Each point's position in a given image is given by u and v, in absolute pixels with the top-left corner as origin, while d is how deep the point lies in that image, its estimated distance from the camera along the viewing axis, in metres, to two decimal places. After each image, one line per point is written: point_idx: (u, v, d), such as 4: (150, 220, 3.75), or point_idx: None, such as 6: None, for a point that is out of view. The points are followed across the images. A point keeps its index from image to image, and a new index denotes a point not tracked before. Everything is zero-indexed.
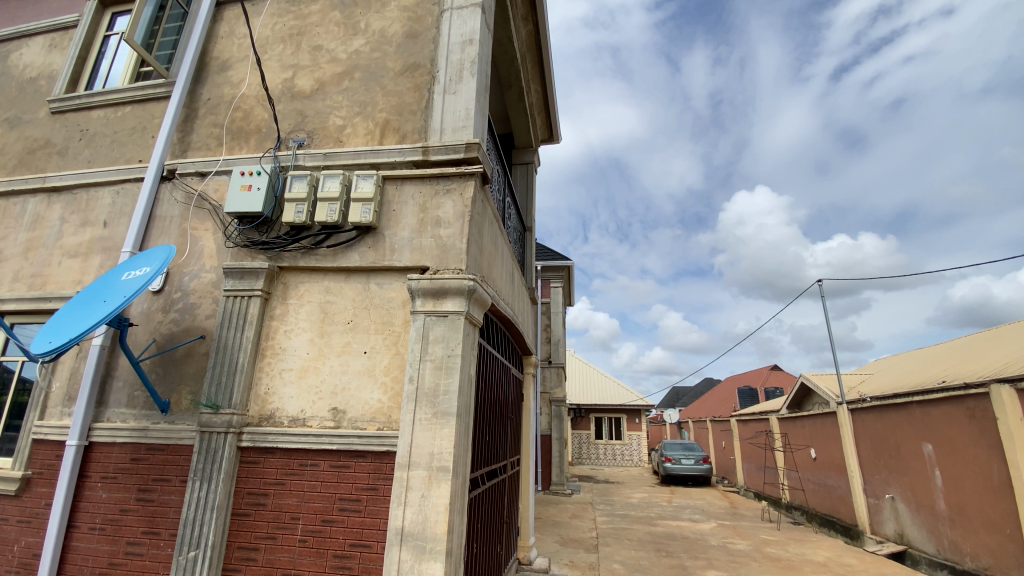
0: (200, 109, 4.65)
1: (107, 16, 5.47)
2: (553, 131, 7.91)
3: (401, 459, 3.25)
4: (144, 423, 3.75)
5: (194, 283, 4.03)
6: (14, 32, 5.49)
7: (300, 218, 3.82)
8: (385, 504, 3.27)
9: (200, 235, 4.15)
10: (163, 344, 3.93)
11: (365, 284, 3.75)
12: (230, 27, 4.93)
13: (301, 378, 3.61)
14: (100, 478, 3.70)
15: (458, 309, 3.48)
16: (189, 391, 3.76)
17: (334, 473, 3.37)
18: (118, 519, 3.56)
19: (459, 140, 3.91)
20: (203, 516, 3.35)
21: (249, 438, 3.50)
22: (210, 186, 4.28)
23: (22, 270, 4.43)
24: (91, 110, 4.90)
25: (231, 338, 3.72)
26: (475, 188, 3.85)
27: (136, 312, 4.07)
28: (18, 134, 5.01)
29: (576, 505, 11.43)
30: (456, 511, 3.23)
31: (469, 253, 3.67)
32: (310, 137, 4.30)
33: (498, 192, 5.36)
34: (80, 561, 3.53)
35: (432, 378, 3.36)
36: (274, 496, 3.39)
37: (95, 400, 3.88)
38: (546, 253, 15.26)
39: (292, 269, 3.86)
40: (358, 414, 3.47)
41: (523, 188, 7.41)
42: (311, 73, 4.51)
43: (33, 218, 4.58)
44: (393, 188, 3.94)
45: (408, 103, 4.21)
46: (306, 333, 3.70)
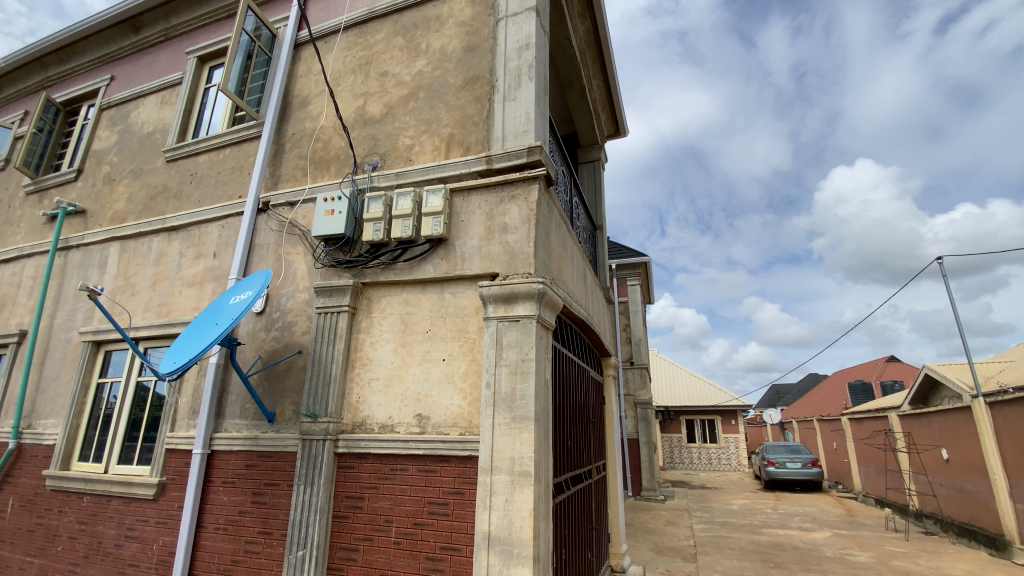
0: (286, 143, 5.09)
1: (205, 70, 6.19)
2: (619, 125, 7.71)
3: (483, 464, 3.30)
4: (255, 432, 4.13)
5: (290, 302, 4.39)
6: (133, 95, 6.38)
7: (378, 236, 4.04)
8: (471, 507, 3.33)
9: (293, 259, 4.52)
10: (267, 359, 4.32)
11: (440, 294, 3.87)
12: (307, 66, 5.37)
13: (387, 386, 3.79)
14: (221, 482, 4.12)
15: (529, 313, 3.48)
16: (291, 403, 4.09)
17: (423, 477, 3.49)
18: (238, 520, 3.95)
19: (522, 145, 3.93)
20: (307, 517, 3.62)
21: (344, 445, 3.72)
22: (298, 214, 4.65)
23: (151, 301, 5.08)
24: (198, 156, 5.55)
25: (324, 352, 3.99)
26: (540, 191, 3.84)
27: (243, 332, 4.51)
28: (141, 183, 5.78)
29: (670, 511, 10.93)
30: (541, 516, 3.21)
31: (537, 256, 3.67)
32: (382, 159, 4.53)
33: (564, 192, 5.30)
34: (209, 558, 3.95)
35: (508, 382, 3.38)
36: (369, 499, 3.58)
37: (214, 413, 4.34)
38: (621, 251, 14.87)
39: (374, 284, 4.08)
40: (440, 420, 3.57)
41: (591, 187, 7.31)
42: (380, 98, 4.77)
43: (157, 255, 5.25)
44: (461, 199, 4.04)
45: (470, 115, 4.31)
46: (389, 343, 3.89)
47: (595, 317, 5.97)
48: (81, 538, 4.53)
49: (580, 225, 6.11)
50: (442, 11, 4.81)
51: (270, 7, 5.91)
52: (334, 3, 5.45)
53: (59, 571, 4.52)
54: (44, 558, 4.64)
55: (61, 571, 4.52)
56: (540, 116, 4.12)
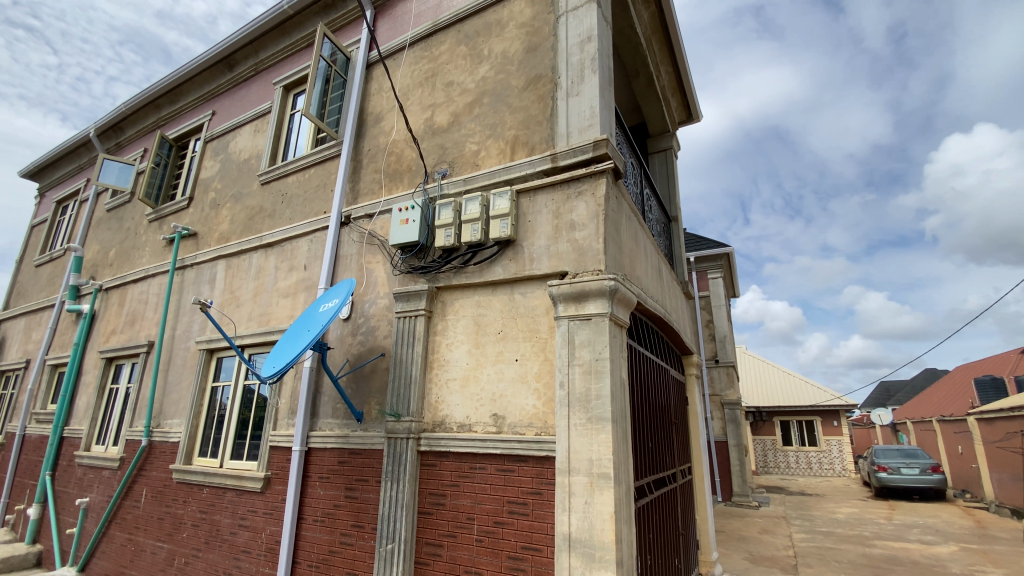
0: (363, 160, 5.39)
1: (290, 97, 6.73)
2: (692, 110, 7.35)
3: (561, 465, 3.27)
4: (345, 431, 4.41)
5: (372, 308, 4.64)
6: (231, 126, 7.08)
7: (449, 241, 4.15)
8: (550, 508, 3.31)
9: (373, 267, 4.78)
10: (354, 362, 4.59)
11: (510, 295, 3.90)
12: (378, 84, 5.66)
13: (464, 386, 3.88)
14: (317, 477, 4.44)
15: (601, 311, 3.40)
16: (376, 403, 4.31)
17: (501, 476, 3.53)
18: (333, 513, 4.23)
19: (587, 140, 3.87)
20: (395, 512, 3.79)
21: (426, 443, 3.86)
22: (377, 225, 4.90)
23: (253, 311, 5.59)
24: (287, 177, 6.04)
25: (404, 354, 4.17)
26: (607, 184, 3.75)
27: (332, 337, 4.83)
28: (241, 205, 6.39)
29: (765, 519, 10.21)
30: (623, 519, 3.13)
31: (607, 253, 3.59)
32: (451, 166, 4.65)
33: (635, 185, 5.14)
34: (309, 548, 4.26)
35: (582, 382, 3.33)
36: (451, 496, 3.68)
37: (310, 412, 4.69)
38: (699, 243, 14.15)
39: (447, 288, 4.20)
40: (516, 420, 3.60)
41: (663, 178, 7.04)
42: (447, 108, 4.91)
43: (257, 270, 5.78)
44: (527, 200, 4.05)
45: (534, 115, 4.30)
46: (464, 345, 3.98)
47: (674, 313, 5.74)
48: (202, 525, 5.08)
49: (653, 218, 5.91)
50: (502, 15, 4.87)
51: (343, 32, 6.30)
52: (400, 21, 5.70)
53: (186, 555, 5.09)
54: (173, 543, 5.24)
55: (187, 554, 5.09)
56: (605, 108, 4.04)
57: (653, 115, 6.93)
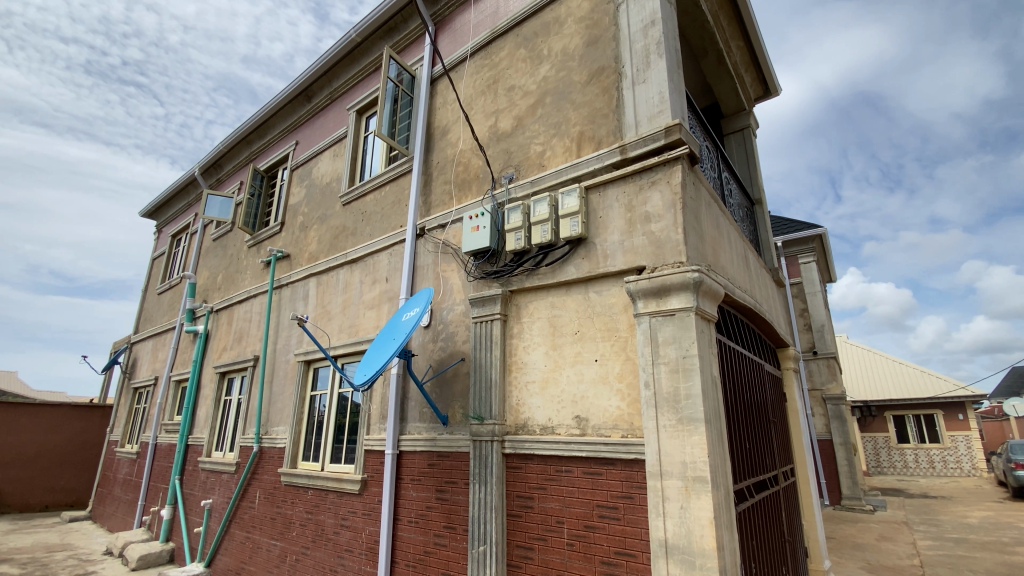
0: (433, 172, 5.56)
1: (363, 120, 7.12)
2: (770, 84, 6.85)
3: (652, 468, 3.15)
4: (432, 435, 4.55)
5: (450, 314, 4.76)
6: (313, 153, 7.61)
7: (520, 244, 4.15)
8: (643, 513, 3.20)
9: (449, 275, 4.90)
10: (436, 367, 4.73)
11: (585, 294, 3.82)
12: (443, 97, 5.83)
13: (544, 389, 3.86)
14: (409, 479, 4.61)
15: (685, 305, 3.24)
16: (460, 407, 4.41)
17: (589, 479, 3.46)
18: (426, 514, 4.38)
19: (657, 127, 3.72)
20: (485, 514, 3.84)
21: (510, 446, 3.88)
22: (450, 234, 5.03)
23: (343, 324, 5.96)
24: (365, 196, 6.38)
25: (483, 358, 4.23)
26: (683, 171, 3.58)
27: (414, 344, 5.01)
28: (326, 226, 6.83)
29: (882, 524, 9.21)
30: (723, 525, 2.95)
31: (687, 244, 3.42)
32: (517, 170, 4.66)
33: (712, 170, 4.87)
34: (406, 548, 4.44)
35: (669, 381, 3.18)
36: (540, 499, 3.67)
37: (399, 417, 4.90)
38: (786, 226, 13.13)
39: (521, 291, 4.21)
40: (600, 421, 3.51)
41: (743, 160, 6.63)
42: (510, 113, 4.94)
43: (344, 285, 6.15)
44: (597, 195, 3.96)
45: (599, 109, 4.21)
46: (541, 347, 3.96)
47: (765, 304, 5.36)
48: (309, 525, 5.46)
49: (734, 202, 5.56)
50: (560, 13, 4.82)
51: (407, 52, 6.56)
52: (460, 33, 5.83)
53: (296, 553, 5.50)
54: (285, 541, 5.68)
55: (297, 552, 5.50)
56: (674, 93, 3.87)
57: (726, 94, 6.53)
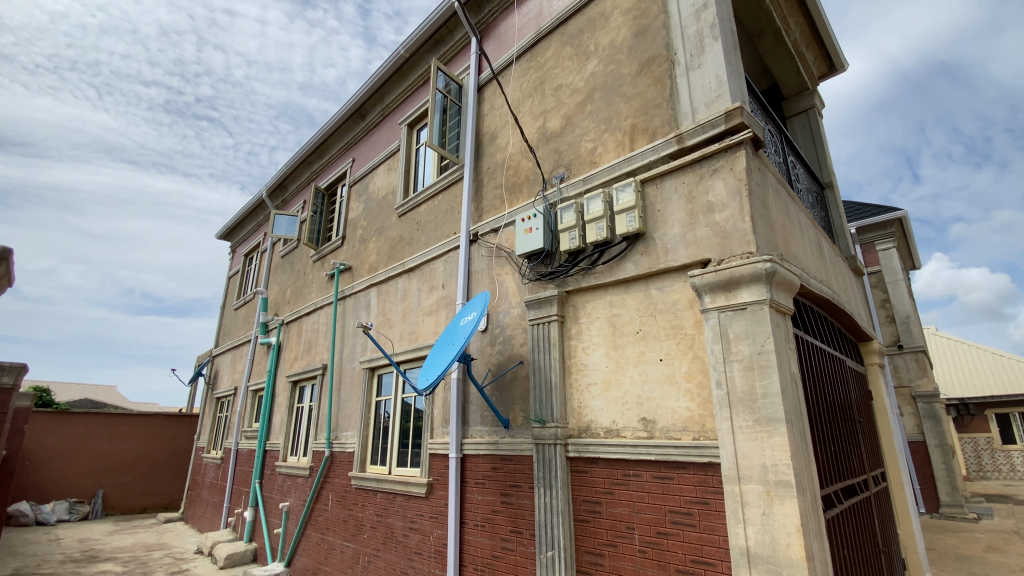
0: (484, 178, 5.59)
1: (414, 133, 7.30)
2: (835, 60, 6.38)
3: (728, 472, 2.97)
4: (495, 438, 4.55)
5: (507, 318, 4.75)
6: (369, 169, 7.90)
7: (574, 244, 4.07)
8: (721, 519, 3.03)
9: (503, 279, 4.90)
10: (495, 371, 4.73)
11: (646, 291, 3.70)
12: (491, 103, 5.86)
13: (606, 391, 3.75)
14: (474, 482, 4.63)
15: (758, 298, 3.05)
16: (521, 410, 4.38)
17: (659, 484, 3.32)
18: (492, 518, 4.37)
19: (716, 113, 3.55)
20: (552, 519, 3.77)
21: (575, 449, 3.79)
22: (503, 238, 5.04)
23: (404, 331, 6.10)
24: (419, 206, 6.53)
25: (542, 360, 4.18)
26: (748, 157, 3.39)
27: (473, 349, 5.04)
28: (384, 237, 7.05)
29: (990, 534, 8.28)
30: (812, 534, 2.74)
31: (756, 233, 3.23)
32: (568, 169, 4.59)
33: (777, 155, 4.59)
34: (473, 551, 4.45)
35: (743, 379, 3.00)
36: (608, 504, 3.56)
37: (461, 421, 4.94)
38: (860, 212, 12.20)
39: (577, 291, 4.13)
40: (669, 423, 3.37)
41: (809, 143, 6.21)
42: (558, 112, 4.88)
43: (403, 293, 6.31)
44: (654, 188, 3.83)
45: (651, 100, 4.08)
46: (601, 347, 3.87)
47: (843, 294, 4.97)
48: (379, 527, 5.61)
49: (803, 187, 5.22)
50: (605, 6, 4.73)
51: (454, 62, 6.67)
52: (505, 38, 5.86)
53: (368, 554, 5.67)
54: (358, 542, 5.87)
55: (369, 553, 5.66)
56: (733, 75, 3.69)
57: (787, 74, 6.14)
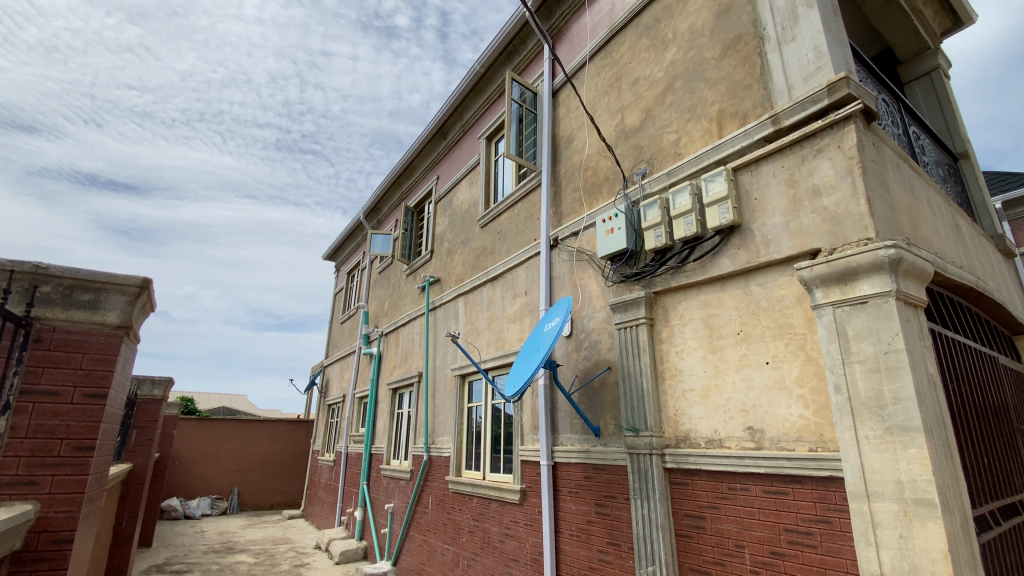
0: (562, 181, 5.52)
1: (493, 145, 7.44)
2: (961, 14, 5.53)
3: (854, 487, 2.62)
4: (586, 446, 4.43)
5: (592, 322, 4.63)
6: (452, 184, 8.18)
7: (661, 242, 3.86)
8: (848, 541, 2.68)
9: (587, 282, 4.78)
10: (583, 377, 4.62)
11: (745, 288, 3.41)
12: (566, 106, 5.80)
13: (705, 398, 3.50)
14: (567, 491, 4.54)
15: (881, 290, 2.68)
16: (612, 418, 4.22)
17: (771, 499, 3.02)
18: (587, 528, 4.24)
19: (816, 87, 3.22)
20: (651, 532, 3.57)
21: (673, 460, 3.57)
22: (584, 240, 4.93)
23: (490, 338, 6.19)
24: (499, 216, 6.61)
25: (632, 365, 3.99)
26: (859, 131, 3.02)
27: (558, 355, 4.98)
28: (469, 248, 7.23)
29: None
30: (965, 562, 2.33)
31: (874, 216, 2.85)
32: (651, 164, 4.38)
33: (894, 127, 4.04)
34: (570, 561, 4.36)
35: (867, 382, 2.65)
36: (713, 519, 3.29)
37: (550, 428, 4.87)
38: (1005, 183, 10.43)
39: (667, 292, 3.91)
40: (779, 433, 3.05)
41: (934, 110, 5.42)
42: (637, 106, 4.69)
43: (488, 301, 6.41)
44: (748, 176, 3.53)
45: (739, 81, 3.78)
46: (697, 350, 3.62)
47: (991, 282, 4.24)
48: (476, 532, 5.70)
49: (930, 161, 4.55)
50: None
51: (528, 71, 6.70)
52: (578, 40, 5.77)
53: (467, 557, 5.78)
54: (457, 545, 6.01)
55: (468, 557, 5.76)
56: (834, 45, 3.35)
57: (901, 35, 5.41)
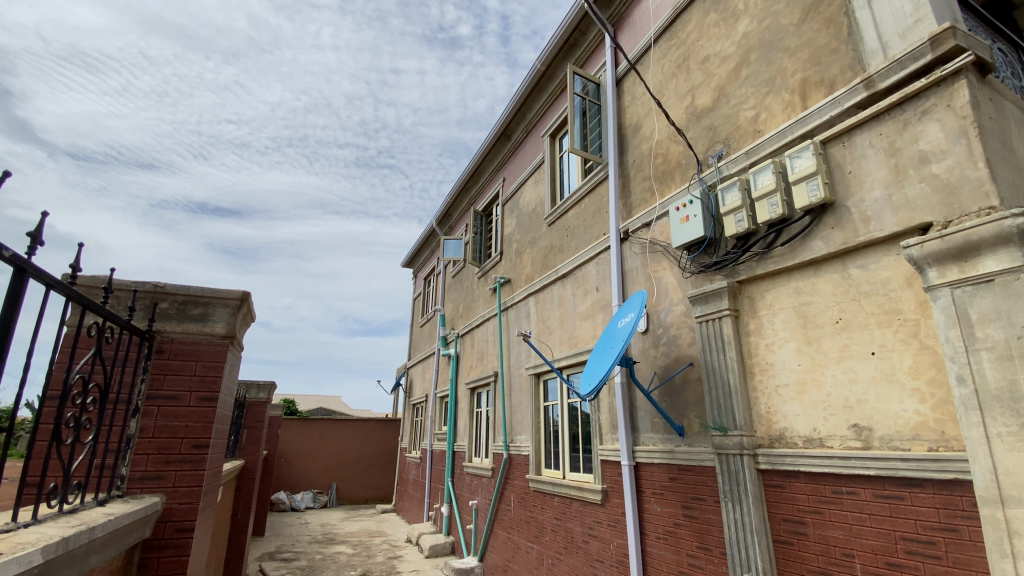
0: (630, 172, 5.34)
1: (557, 142, 7.38)
2: None
3: (984, 492, 2.29)
4: (670, 446, 4.24)
5: (670, 316, 4.43)
6: (518, 184, 8.23)
7: (743, 227, 3.61)
8: (981, 554, 2.34)
9: (662, 275, 4.59)
10: (663, 374, 4.43)
11: (843, 272, 3.09)
12: (631, 94, 5.60)
13: (802, 393, 3.22)
14: (652, 492, 4.37)
15: (1011, 266, 2.31)
16: (697, 416, 4.01)
17: (883, 505, 2.72)
18: (675, 531, 4.06)
19: (917, 42, 2.86)
20: (744, 537, 3.34)
21: (766, 461, 3.31)
22: (657, 231, 4.74)
23: (563, 336, 6.13)
24: (566, 212, 6.53)
25: (716, 360, 3.75)
26: (973, 86, 2.64)
27: (635, 351, 4.82)
28: (537, 247, 7.22)
29: None
30: None
31: (998, 181, 2.47)
32: (727, 144, 4.10)
33: (1017, 78, 3.50)
34: (658, 564, 4.20)
35: (998, 372, 2.30)
36: (816, 525, 3.02)
37: (631, 427, 4.73)
38: None
39: (752, 280, 3.65)
40: (891, 432, 2.74)
41: None
42: (708, 86, 4.43)
43: (559, 299, 6.36)
44: (840, 148, 3.20)
45: (824, 46, 3.44)
46: (790, 342, 3.34)
47: None
48: (560, 531, 5.67)
49: None
50: None
51: (589, 63, 6.56)
52: (640, 24, 5.56)
53: (551, 557, 5.76)
54: (540, 544, 6.01)
55: (553, 556, 5.74)
56: None
57: None
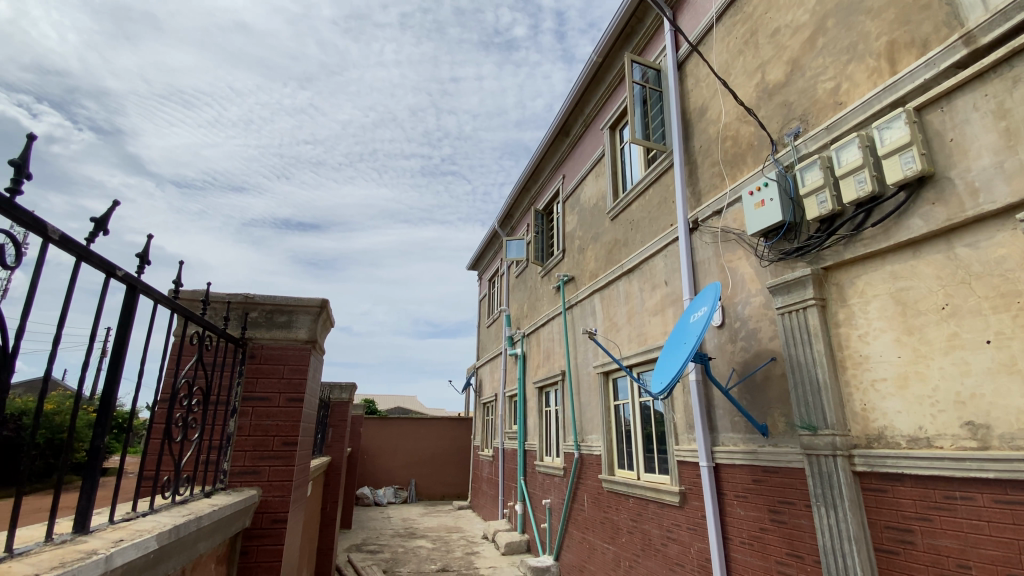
0: (697, 158, 5.09)
1: (617, 134, 7.22)
2: None
3: None
4: (752, 446, 3.99)
5: (747, 309, 4.18)
6: (578, 180, 8.14)
7: (827, 208, 3.33)
8: None
9: (737, 265, 4.34)
10: (742, 370, 4.20)
11: (948, 252, 2.77)
12: (695, 77, 5.35)
13: (903, 388, 2.91)
14: (734, 495, 4.14)
15: None
16: (782, 414, 3.75)
17: (1008, 513, 2.40)
18: (762, 537, 3.82)
19: None
20: (840, 545, 3.07)
21: (863, 462, 3.03)
22: (729, 219, 4.49)
23: (631, 333, 5.97)
24: (630, 205, 6.36)
25: (802, 354, 3.47)
26: None
27: (711, 347, 4.59)
28: (601, 243, 7.08)
29: None
30: None
31: None
32: (804, 121, 3.80)
33: None
34: (744, 571, 3.97)
35: None
36: (924, 534, 2.72)
37: (708, 426, 4.51)
38: None
39: (840, 266, 3.35)
40: (1016, 430, 2.41)
41: None
42: (780, 59, 4.13)
43: (626, 295, 6.21)
44: (938, 113, 2.86)
45: (913, 2, 3.10)
46: (887, 333, 3.03)
47: None
48: (636, 533, 5.53)
49: None
50: None
51: (648, 50, 6.35)
52: (702, 3, 5.30)
53: (628, 558, 5.63)
54: (617, 545, 5.90)
55: (630, 558, 5.61)
56: None
57: None
